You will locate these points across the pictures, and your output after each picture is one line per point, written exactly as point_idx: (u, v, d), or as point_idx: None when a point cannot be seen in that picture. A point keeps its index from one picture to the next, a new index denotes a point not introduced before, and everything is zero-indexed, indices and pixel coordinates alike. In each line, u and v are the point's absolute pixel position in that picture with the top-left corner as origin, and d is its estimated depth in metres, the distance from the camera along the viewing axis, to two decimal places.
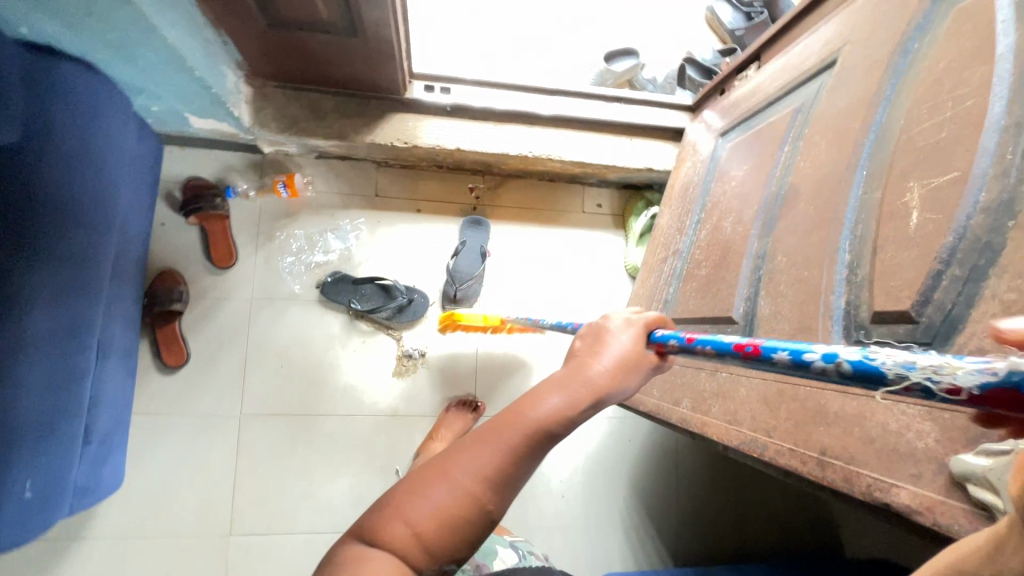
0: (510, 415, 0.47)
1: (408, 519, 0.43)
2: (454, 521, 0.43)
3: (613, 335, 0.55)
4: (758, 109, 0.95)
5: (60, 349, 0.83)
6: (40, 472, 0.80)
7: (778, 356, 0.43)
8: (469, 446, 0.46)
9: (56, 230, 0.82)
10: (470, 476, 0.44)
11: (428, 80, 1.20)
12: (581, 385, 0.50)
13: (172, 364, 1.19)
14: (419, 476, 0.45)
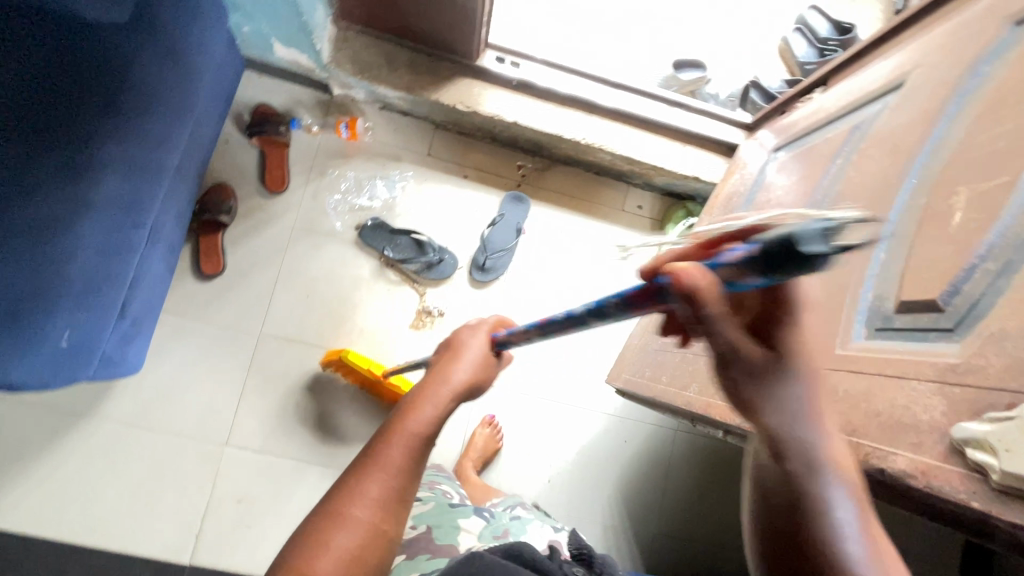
0: (389, 440, 0.56)
1: (314, 573, 0.49)
2: (361, 555, 0.51)
3: (467, 347, 0.66)
4: (815, 127, 0.97)
5: (120, 220, 0.89)
6: (78, 327, 0.86)
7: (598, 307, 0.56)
8: (357, 485, 0.53)
9: (141, 110, 0.88)
10: (366, 506, 0.52)
11: (500, 52, 1.25)
12: (446, 393, 0.60)
13: (208, 271, 1.24)
14: (315, 531, 0.51)
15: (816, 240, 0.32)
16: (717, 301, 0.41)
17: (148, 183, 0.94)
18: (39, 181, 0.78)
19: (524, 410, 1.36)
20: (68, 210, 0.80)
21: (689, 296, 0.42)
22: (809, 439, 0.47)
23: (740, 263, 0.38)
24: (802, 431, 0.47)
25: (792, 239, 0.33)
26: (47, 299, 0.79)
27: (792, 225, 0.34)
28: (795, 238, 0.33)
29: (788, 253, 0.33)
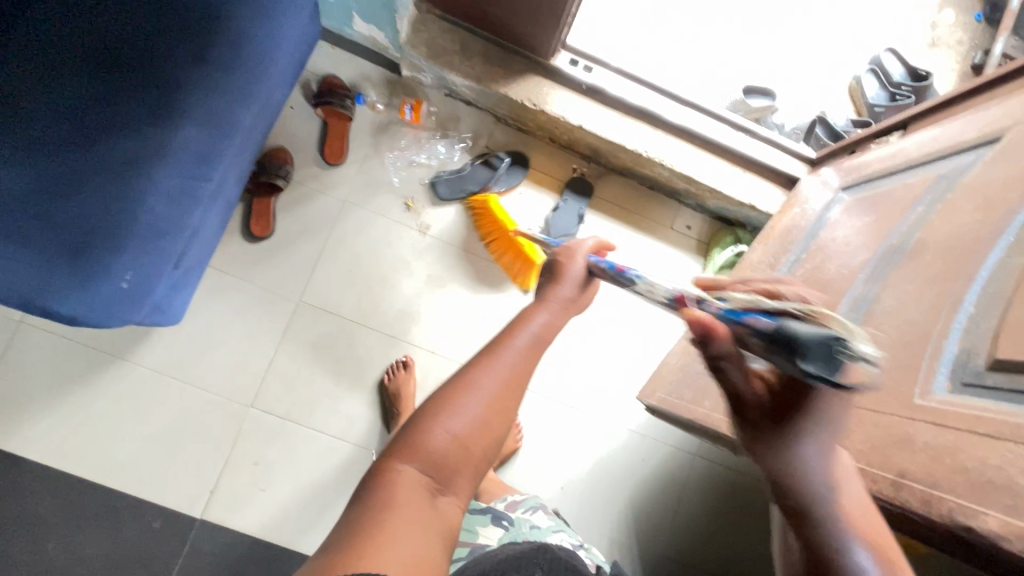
0: (512, 332, 0.64)
1: (445, 427, 0.57)
2: (486, 420, 0.58)
3: (574, 266, 0.70)
4: (890, 171, 0.95)
5: (194, 170, 0.90)
6: (142, 270, 0.87)
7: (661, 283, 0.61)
8: (486, 363, 0.61)
9: (226, 66, 0.88)
10: (494, 381, 0.60)
11: (574, 55, 1.25)
12: (557, 301, 0.67)
13: (258, 233, 1.25)
14: (447, 394, 0.58)
15: (817, 355, 0.40)
16: (726, 345, 0.50)
17: (225, 138, 0.94)
18: (119, 119, 0.80)
19: (547, 414, 1.35)
20: (147, 153, 0.82)
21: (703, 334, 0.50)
22: (806, 491, 0.52)
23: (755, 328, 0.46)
24: (818, 487, 0.52)
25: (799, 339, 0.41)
26: (116, 236, 0.81)
27: (810, 330, 0.41)
28: (804, 342, 0.41)
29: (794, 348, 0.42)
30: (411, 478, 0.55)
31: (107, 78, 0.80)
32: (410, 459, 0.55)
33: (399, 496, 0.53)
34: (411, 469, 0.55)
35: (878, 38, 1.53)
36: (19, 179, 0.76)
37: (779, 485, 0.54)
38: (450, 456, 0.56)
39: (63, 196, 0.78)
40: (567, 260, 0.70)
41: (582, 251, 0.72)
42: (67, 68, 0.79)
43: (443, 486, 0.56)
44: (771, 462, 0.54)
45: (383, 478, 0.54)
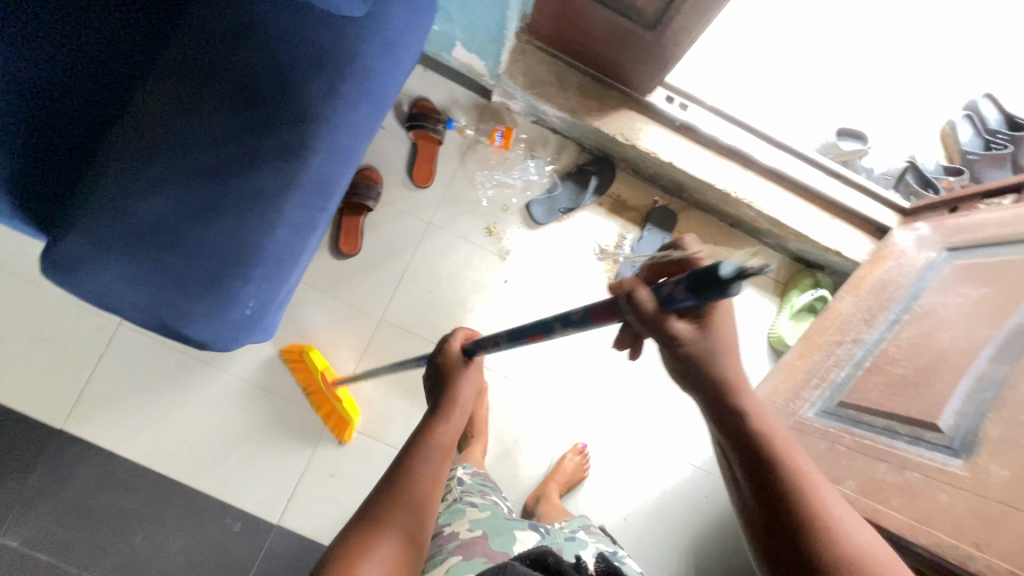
0: (416, 457, 0.66)
1: (362, 572, 0.56)
2: (399, 559, 0.59)
3: (457, 365, 0.73)
4: (1007, 239, 0.93)
5: (314, 201, 0.91)
6: (262, 296, 0.89)
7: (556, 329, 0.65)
8: (390, 502, 0.62)
9: (356, 101, 0.89)
10: (402, 516, 0.61)
11: (670, 92, 1.25)
12: (455, 409, 0.70)
13: (346, 251, 1.29)
14: (361, 537, 0.59)
15: (728, 272, 0.45)
16: (668, 319, 0.53)
17: (345, 166, 0.95)
18: (260, 154, 0.83)
19: (613, 445, 1.36)
20: (278, 186, 0.85)
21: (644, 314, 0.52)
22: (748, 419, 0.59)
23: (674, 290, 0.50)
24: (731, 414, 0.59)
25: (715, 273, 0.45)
26: (246, 265, 0.85)
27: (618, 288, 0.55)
28: (711, 274, 0.45)
29: (709, 283, 0.45)
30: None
31: (250, 111, 0.82)
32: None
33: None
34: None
35: (974, 81, 1.49)
36: (165, 209, 0.79)
37: (724, 419, 0.59)
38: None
39: (204, 225, 0.81)
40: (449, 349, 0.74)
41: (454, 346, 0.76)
42: (213, 101, 0.81)
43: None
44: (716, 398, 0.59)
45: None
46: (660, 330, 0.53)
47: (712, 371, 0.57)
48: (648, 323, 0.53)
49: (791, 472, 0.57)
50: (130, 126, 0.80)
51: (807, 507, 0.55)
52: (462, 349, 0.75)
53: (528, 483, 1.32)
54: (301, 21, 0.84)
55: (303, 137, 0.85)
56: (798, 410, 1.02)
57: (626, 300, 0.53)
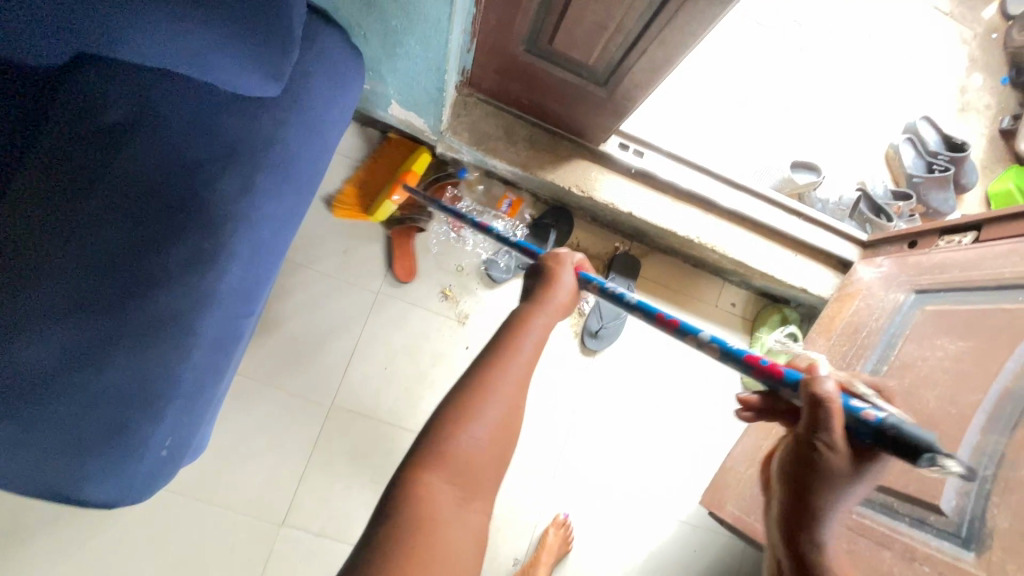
0: (520, 327, 0.57)
1: (470, 432, 0.50)
2: (508, 422, 0.52)
3: (565, 276, 0.62)
4: (976, 285, 0.90)
5: (239, 307, 0.79)
6: (181, 430, 0.77)
7: (700, 334, 0.57)
8: (497, 365, 0.53)
9: (275, 191, 0.79)
10: (510, 387, 0.53)
11: (624, 139, 1.18)
12: (553, 303, 0.60)
13: (404, 272, 1.22)
14: (467, 399, 0.51)
15: (939, 459, 0.40)
16: (834, 434, 0.47)
17: (271, 263, 0.84)
18: (164, 270, 0.69)
19: (596, 510, 1.28)
20: (191, 304, 0.72)
21: (813, 406, 0.47)
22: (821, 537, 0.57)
23: (868, 423, 0.45)
24: (817, 525, 0.57)
25: (927, 447, 0.40)
26: (154, 405, 0.71)
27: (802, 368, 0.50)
28: (923, 447, 0.41)
29: (914, 452, 0.41)
30: (442, 500, 0.47)
31: (145, 221, 0.69)
32: (435, 478, 0.48)
33: (432, 514, 0.46)
34: (440, 489, 0.47)
35: (909, 104, 1.52)
36: (47, 351, 0.64)
37: (805, 523, 0.57)
38: (477, 471, 0.49)
39: (95, 368, 0.66)
40: (556, 268, 0.63)
41: (568, 265, 0.64)
42: (99, 213, 0.66)
43: (470, 500, 0.49)
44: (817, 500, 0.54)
45: (407, 498, 0.46)
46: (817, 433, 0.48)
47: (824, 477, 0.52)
48: (809, 418, 0.48)
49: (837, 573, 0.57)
50: None
51: None
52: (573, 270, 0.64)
53: (510, 566, 1.22)
54: (201, 111, 0.72)
55: (217, 243, 0.73)
56: None
57: (805, 379, 0.48)
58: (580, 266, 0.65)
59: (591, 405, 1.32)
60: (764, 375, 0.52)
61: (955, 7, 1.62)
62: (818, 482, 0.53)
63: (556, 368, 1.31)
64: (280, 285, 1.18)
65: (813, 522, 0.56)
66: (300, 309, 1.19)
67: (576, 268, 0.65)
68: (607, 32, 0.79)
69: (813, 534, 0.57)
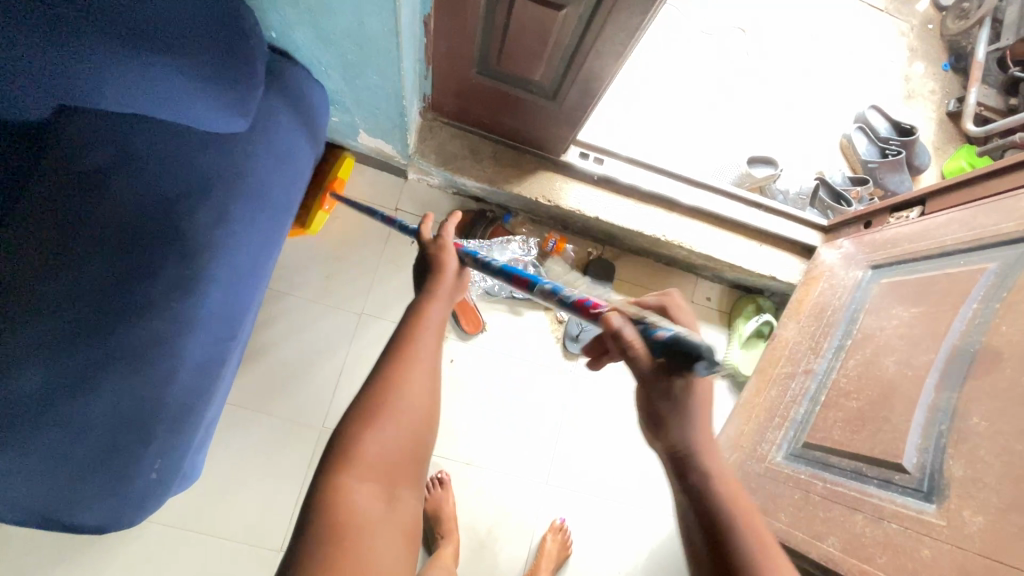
0: (420, 322, 0.58)
1: (384, 429, 0.51)
2: (422, 413, 0.54)
3: (449, 258, 0.63)
4: (924, 255, 0.94)
5: (218, 332, 0.86)
6: (170, 453, 0.82)
7: (541, 288, 0.59)
8: (404, 361, 0.54)
9: (246, 221, 0.86)
10: (419, 381, 0.54)
11: (584, 148, 1.24)
12: (447, 294, 0.61)
13: (471, 329, 1.31)
14: (376, 396, 0.52)
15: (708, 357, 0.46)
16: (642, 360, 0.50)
17: (246, 289, 0.90)
18: (150, 299, 0.74)
19: (592, 513, 1.29)
20: (174, 332, 0.77)
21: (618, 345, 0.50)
22: (710, 481, 0.55)
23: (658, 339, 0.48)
24: (698, 465, 0.54)
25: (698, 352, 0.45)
26: (145, 431, 0.76)
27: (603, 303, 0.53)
28: (700, 354, 0.46)
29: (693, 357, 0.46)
30: (361, 498, 0.48)
31: (125, 253, 0.72)
32: (351, 477, 0.48)
33: (354, 514, 0.47)
34: (358, 491, 0.48)
35: (857, 95, 1.59)
36: (41, 384, 0.66)
37: (685, 465, 0.55)
38: (393, 465, 0.51)
39: (87, 396, 0.69)
40: (439, 251, 0.64)
41: (452, 245, 0.65)
42: (86, 247, 0.69)
43: (391, 492, 0.50)
44: (678, 439, 0.54)
45: (331, 502, 0.47)
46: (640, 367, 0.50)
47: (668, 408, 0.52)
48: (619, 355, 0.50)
49: (743, 520, 0.54)
50: None
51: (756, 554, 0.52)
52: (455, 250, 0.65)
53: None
54: (177, 145, 0.77)
55: (196, 273, 0.79)
56: (768, 456, 0.98)
57: (604, 317, 0.51)
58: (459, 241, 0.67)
59: (579, 408, 1.34)
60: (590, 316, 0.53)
61: (891, 4, 1.71)
62: (668, 414, 0.53)
63: (541, 374, 1.34)
64: (266, 314, 1.22)
65: (683, 459, 0.55)
66: (286, 336, 1.23)
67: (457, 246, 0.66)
68: (547, 48, 0.85)
69: (699, 472, 0.54)
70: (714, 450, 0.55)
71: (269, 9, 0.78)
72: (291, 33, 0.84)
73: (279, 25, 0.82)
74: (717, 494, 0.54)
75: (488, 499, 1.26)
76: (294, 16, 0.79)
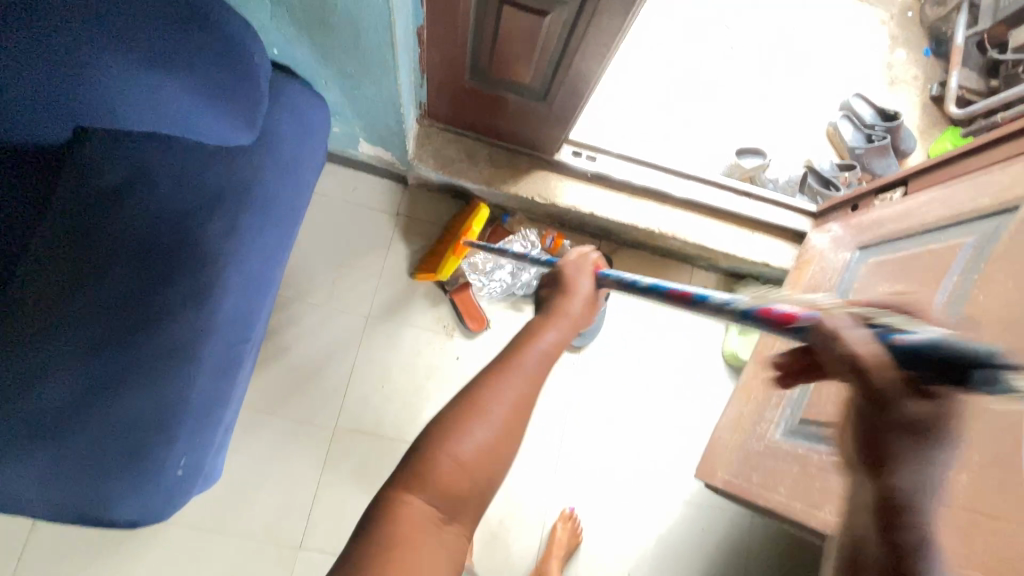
0: (523, 348, 0.59)
1: (455, 454, 0.51)
2: (498, 447, 0.53)
3: (582, 284, 0.65)
4: (908, 233, 0.98)
5: (237, 334, 0.88)
6: (194, 452, 0.83)
7: (706, 301, 0.52)
8: (492, 387, 0.55)
9: (260, 225, 0.88)
10: (503, 408, 0.54)
11: (576, 147, 1.28)
12: (567, 320, 0.63)
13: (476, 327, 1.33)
14: (457, 418, 0.53)
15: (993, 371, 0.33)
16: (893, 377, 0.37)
17: (262, 293, 0.92)
18: (167, 305, 0.78)
19: (601, 501, 1.33)
20: (193, 334, 0.80)
21: (843, 357, 0.38)
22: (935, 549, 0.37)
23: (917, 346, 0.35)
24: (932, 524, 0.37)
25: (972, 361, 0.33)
26: (168, 429, 0.78)
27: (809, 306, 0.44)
28: (977, 361, 0.34)
29: (962, 370, 0.34)
30: (421, 517, 0.50)
31: (146, 263, 0.78)
32: (416, 495, 0.50)
33: (410, 532, 0.49)
34: (420, 506, 0.50)
35: (842, 85, 1.63)
36: (71, 388, 0.72)
37: (902, 512, 0.37)
38: (460, 491, 0.51)
39: (112, 398, 0.74)
40: (573, 277, 0.66)
41: (590, 271, 0.67)
42: (108, 261, 0.76)
43: (450, 517, 0.51)
44: (905, 478, 0.38)
45: (393, 512, 0.50)
46: (874, 392, 0.38)
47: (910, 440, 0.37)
48: (847, 371, 0.39)
49: None
50: (4, 312, 0.72)
51: None
52: (592, 274, 0.66)
53: (524, 565, 1.26)
54: (188, 162, 0.82)
55: (211, 276, 0.81)
56: (767, 435, 1.02)
57: (815, 321, 0.40)
58: (598, 266, 0.68)
59: (584, 399, 1.38)
60: (782, 327, 0.43)
61: None
62: (905, 437, 0.38)
63: None
64: (276, 321, 1.27)
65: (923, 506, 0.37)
66: (297, 341, 1.27)
67: (596, 268, 0.68)
68: (535, 52, 0.89)
69: (927, 526, 0.37)
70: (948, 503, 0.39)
71: (270, 27, 0.83)
72: (292, 50, 0.88)
73: (280, 42, 0.87)
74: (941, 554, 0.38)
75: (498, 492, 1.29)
76: (293, 33, 0.84)
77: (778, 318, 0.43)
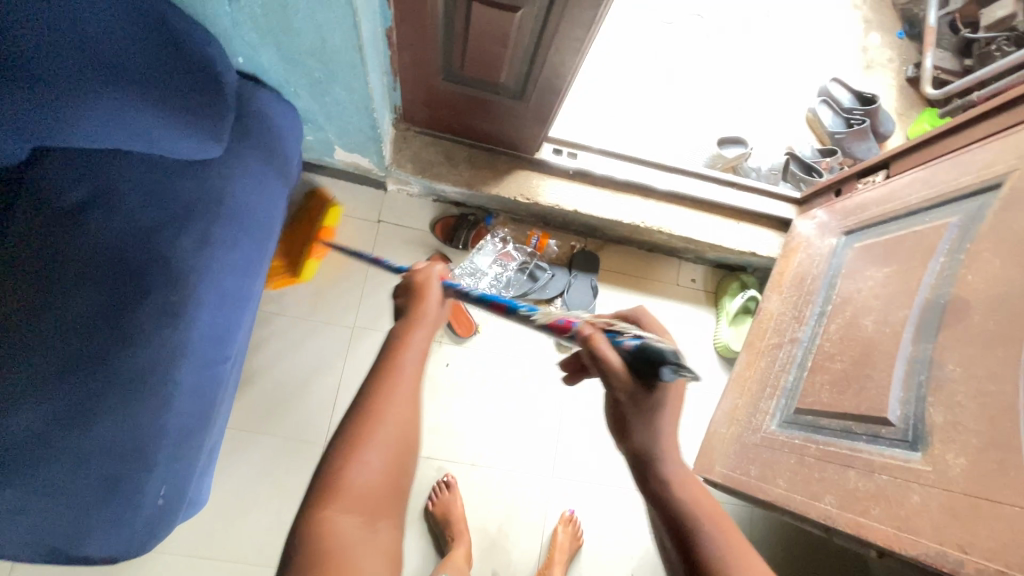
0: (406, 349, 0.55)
1: (365, 460, 0.49)
2: (403, 445, 0.51)
3: (436, 288, 0.59)
4: (893, 216, 0.97)
5: (214, 354, 0.85)
6: (173, 478, 0.81)
7: (517, 311, 0.57)
8: (386, 384, 0.52)
9: (231, 241, 0.85)
10: (405, 404, 0.52)
11: (557, 144, 1.27)
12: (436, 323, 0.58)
13: (465, 333, 1.33)
14: (353, 430, 0.50)
15: (674, 366, 0.51)
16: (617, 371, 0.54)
17: (238, 311, 0.89)
18: (137, 328, 0.75)
19: (600, 502, 1.31)
20: (167, 356, 0.77)
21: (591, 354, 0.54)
22: (674, 486, 0.59)
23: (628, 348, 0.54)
24: (666, 470, 0.59)
25: (664, 359, 0.51)
26: (146, 456, 0.75)
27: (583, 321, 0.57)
28: (666, 358, 0.51)
29: (657, 362, 0.52)
30: (342, 531, 0.46)
31: (113, 285, 0.74)
32: (334, 510, 0.47)
33: (333, 545, 0.45)
34: (341, 520, 0.47)
35: (818, 70, 1.63)
36: (39, 418, 0.69)
37: (645, 466, 0.59)
38: (377, 493, 0.49)
39: (84, 428, 0.71)
40: (427, 284, 0.59)
41: (438, 277, 0.60)
42: (72, 284, 0.72)
43: (375, 522, 0.48)
44: (640, 442, 0.59)
45: (313, 533, 0.46)
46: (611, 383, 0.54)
47: (638, 417, 0.57)
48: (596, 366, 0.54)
49: (716, 527, 0.58)
50: None
51: (720, 548, 0.56)
52: (439, 280, 0.60)
53: (525, 571, 1.24)
54: (153, 178, 0.79)
55: (183, 295, 0.79)
56: (763, 426, 1.01)
57: (583, 334, 0.55)
58: (443, 274, 0.61)
59: (578, 399, 1.36)
60: (560, 332, 0.55)
61: None
62: (632, 419, 0.57)
63: (537, 369, 1.36)
64: (259, 336, 1.23)
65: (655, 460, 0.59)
66: (281, 355, 1.24)
67: (442, 276, 0.61)
68: (508, 49, 0.87)
69: (656, 471, 0.59)
70: (675, 452, 0.60)
71: (232, 36, 0.80)
72: (257, 58, 0.86)
73: (245, 51, 0.84)
74: (679, 491, 0.59)
75: (496, 497, 1.27)
76: (257, 40, 0.81)
77: (555, 327, 0.55)
